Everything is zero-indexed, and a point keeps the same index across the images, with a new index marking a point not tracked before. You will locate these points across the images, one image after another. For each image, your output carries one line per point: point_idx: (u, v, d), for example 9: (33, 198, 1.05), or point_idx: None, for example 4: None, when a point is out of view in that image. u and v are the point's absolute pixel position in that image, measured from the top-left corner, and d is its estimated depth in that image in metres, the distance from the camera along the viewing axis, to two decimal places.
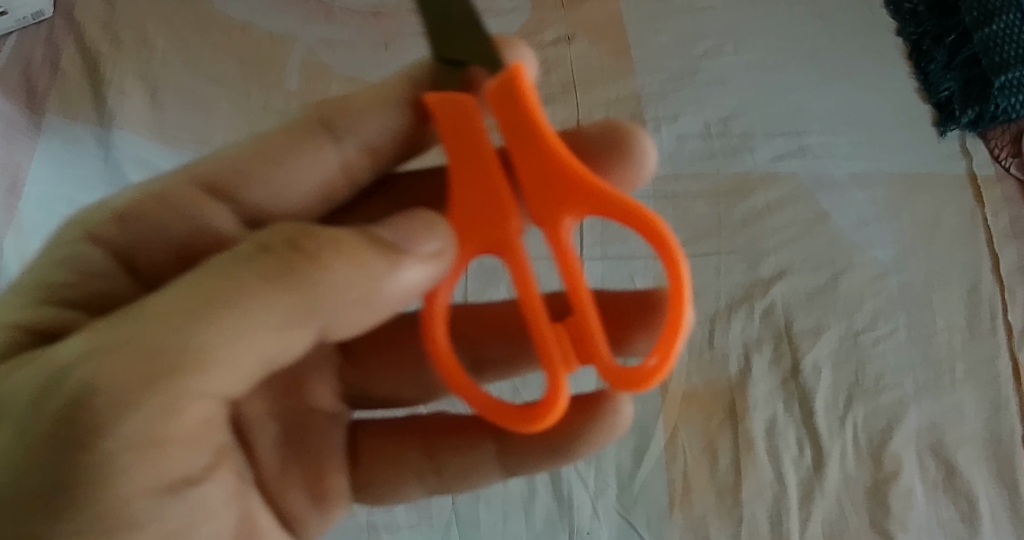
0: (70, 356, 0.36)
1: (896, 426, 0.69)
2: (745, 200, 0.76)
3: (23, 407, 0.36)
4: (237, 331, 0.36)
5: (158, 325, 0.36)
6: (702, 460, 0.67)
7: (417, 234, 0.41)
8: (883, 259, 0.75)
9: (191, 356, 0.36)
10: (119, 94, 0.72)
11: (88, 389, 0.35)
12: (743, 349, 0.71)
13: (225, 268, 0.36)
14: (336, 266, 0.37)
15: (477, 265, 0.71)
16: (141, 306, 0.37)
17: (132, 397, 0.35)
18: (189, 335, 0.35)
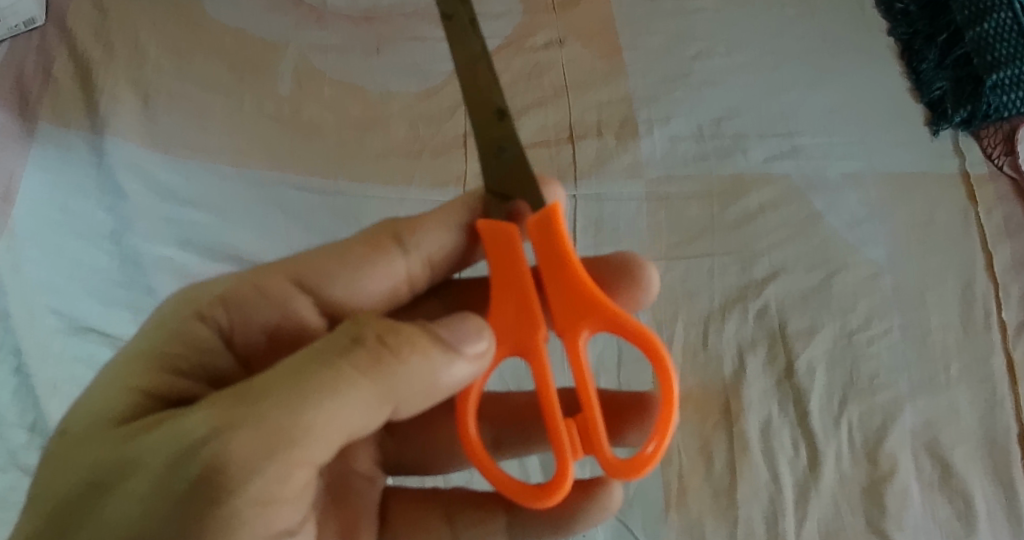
0: (198, 431, 0.41)
1: (891, 426, 0.69)
2: (738, 201, 0.76)
3: (156, 473, 0.41)
4: (330, 417, 0.42)
5: (275, 408, 0.41)
6: (697, 461, 0.67)
7: (467, 330, 0.47)
8: (876, 259, 0.75)
9: (303, 435, 0.41)
10: (111, 101, 0.72)
11: (217, 462, 0.40)
12: (738, 350, 0.71)
13: (326, 362, 0.42)
14: (420, 359, 0.44)
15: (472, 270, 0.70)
16: (255, 387, 0.42)
17: (251, 469, 0.41)
18: (301, 417, 0.41)
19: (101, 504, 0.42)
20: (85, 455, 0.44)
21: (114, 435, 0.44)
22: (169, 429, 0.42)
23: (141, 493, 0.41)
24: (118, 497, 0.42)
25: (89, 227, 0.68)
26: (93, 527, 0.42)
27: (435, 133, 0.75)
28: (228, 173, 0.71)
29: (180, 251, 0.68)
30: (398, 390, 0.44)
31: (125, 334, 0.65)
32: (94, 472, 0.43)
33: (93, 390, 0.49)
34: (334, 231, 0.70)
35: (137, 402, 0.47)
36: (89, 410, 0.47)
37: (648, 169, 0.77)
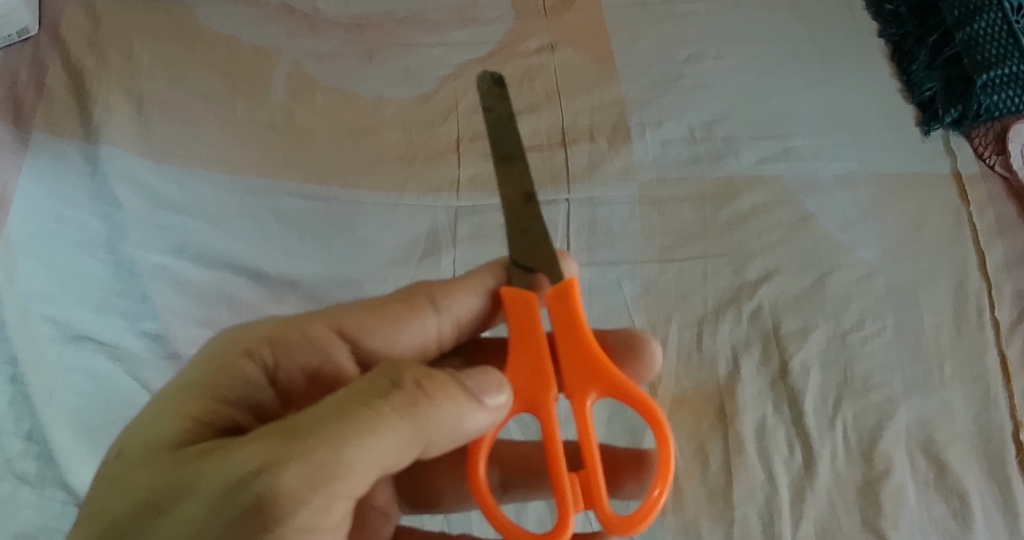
0: (251, 463, 0.42)
1: (886, 425, 0.69)
2: (731, 203, 0.76)
3: (205, 502, 0.42)
4: (367, 459, 0.43)
5: (323, 445, 0.42)
6: (692, 463, 0.68)
7: (483, 385, 0.49)
8: (869, 259, 0.75)
9: (345, 473, 0.43)
10: (104, 110, 0.72)
11: (266, 495, 0.41)
12: (732, 351, 0.71)
13: (366, 402, 0.44)
14: (448, 404, 0.46)
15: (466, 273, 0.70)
16: (302, 424, 0.43)
17: (297, 503, 0.42)
18: (344, 455, 0.42)
19: (146, 531, 0.42)
20: (133, 481, 0.44)
21: (161, 461, 0.45)
22: (217, 460, 0.43)
23: (191, 520, 0.42)
24: (167, 523, 0.42)
25: (84, 236, 0.68)
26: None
27: (428, 139, 0.76)
28: (221, 181, 0.72)
29: (175, 258, 0.68)
30: (430, 433, 0.46)
31: (120, 342, 0.65)
32: (141, 497, 0.43)
33: (138, 418, 0.49)
34: (329, 238, 0.71)
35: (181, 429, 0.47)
36: (134, 437, 0.47)
37: (641, 172, 0.77)
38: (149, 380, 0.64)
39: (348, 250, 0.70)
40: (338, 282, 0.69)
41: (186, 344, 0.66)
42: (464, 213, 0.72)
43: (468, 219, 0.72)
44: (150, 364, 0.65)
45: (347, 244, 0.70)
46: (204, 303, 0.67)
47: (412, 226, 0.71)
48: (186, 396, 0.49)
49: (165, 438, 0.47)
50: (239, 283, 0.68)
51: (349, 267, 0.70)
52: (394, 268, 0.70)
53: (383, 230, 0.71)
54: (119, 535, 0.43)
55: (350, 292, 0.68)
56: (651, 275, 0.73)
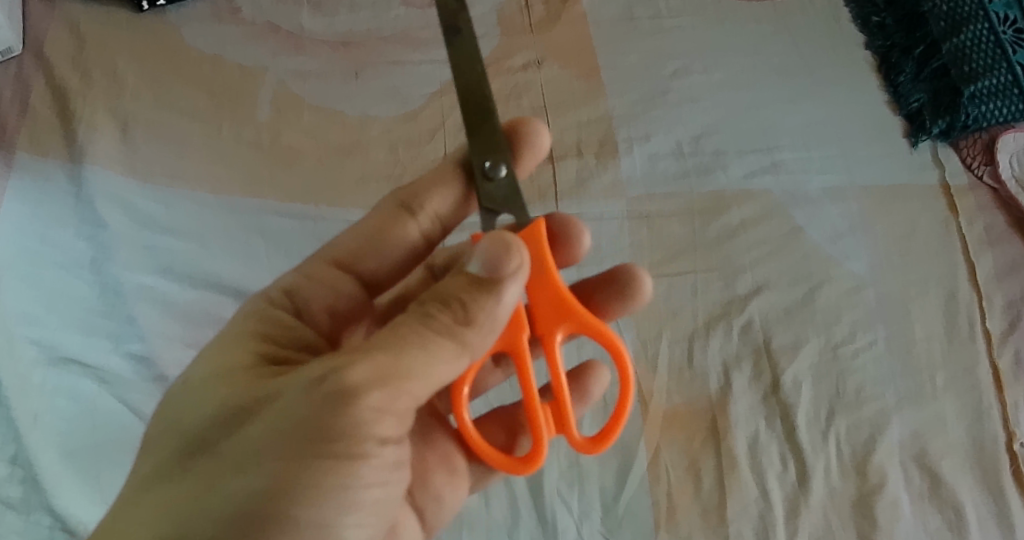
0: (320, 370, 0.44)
1: (879, 438, 0.69)
2: (719, 217, 0.76)
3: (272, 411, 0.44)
4: (419, 383, 0.45)
5: (381, 350, 0.44)
6: (686, 480, 0.67)
7: (504, 258, 0.45)
8: (860, 272, 0.75)
9: (400, 373, 0.44)
10: (89, 130, 0.72)
11: (322, 404, 0.43)
12: (723, 366, 0.71)
13: (413, 321, 0.46)
14: (488, 300, 0.46)
15: None
16: (365, 343, 0.46)
17: (353, 411, 0.43)
18: (403, 363, 0.44)
19: (220, 438, 0.46)
20: (210, 394, 0.48)
21: (236, 380, 0.48)
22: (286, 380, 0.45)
23: (258, 431, 0.44)
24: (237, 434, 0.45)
25: (69, 257, 0.67)
26: (210, 461, 0.45)
27: (414, 157, 0.76)
28: (207, 201, 0.71)
29: (161, 279, 0.67)
30: (478, 339, 0.46)
31: (106, 364, 0.64)
32: (219, 413, 0.47)
33: (209, 345, 0.52)
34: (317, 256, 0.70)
35: (247, 359, 0.50)
36: (209, 360, 0.51)
37: (629, 188, 0.77)
38: (137, 403, 0.63)
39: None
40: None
41: (173, 366, 0.65)
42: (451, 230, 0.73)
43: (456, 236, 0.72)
44: (138, 386, 0.64)
45: None
46: (190, 324, 0.67)
47: None
48: (252, 337, 0.52)
49: (237, 361, 0.50)
50: (225, 303, 0.68)
51: None
52: None
53: None
54: (188, 445, 0.47)
55: None
56: None
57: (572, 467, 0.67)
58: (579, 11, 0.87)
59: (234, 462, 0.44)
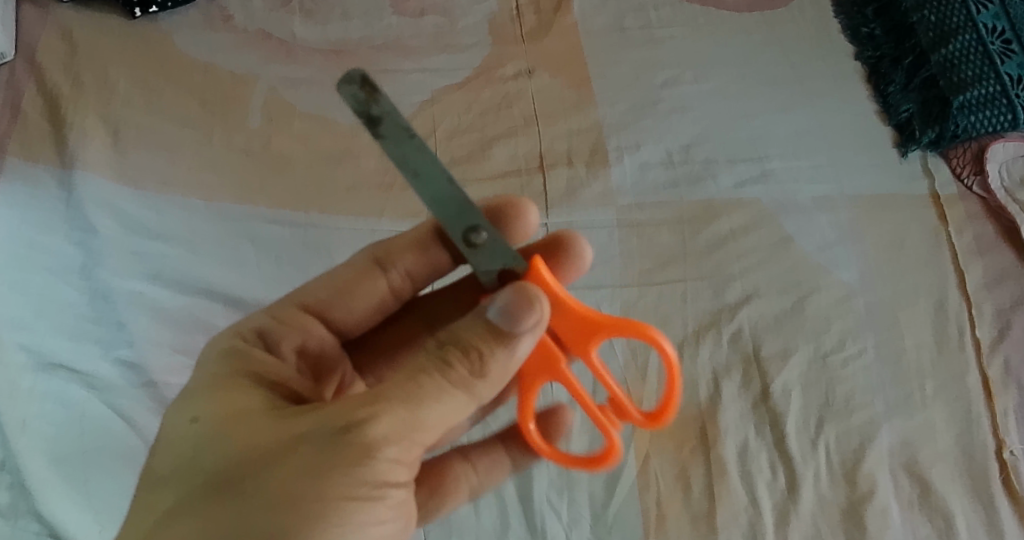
0: (343, 422, 0.44)
1: (868, 447, 0.69)
2: (709, 226, 0.76)
3: (296, 458, 0.44)
4: (432, 433, 0.46)
5: (402, 404, 0.45)
6: (675, 489, 0.67)
7: (523, 313, 0.46)
8: (850, 280, 0.76)
9: (419, 426, 0.45)
10: (79, 136, 0.72)
11: (349, 454, 0.43)
12: (712, 375, 0.71)
13: (432, 368, 0.46)
14: (504, 353, 0.46)
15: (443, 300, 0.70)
16: (379, 387, 0.46)
17: (372, 463, 0.44)
18: (419, 417, 0.45)
19: (228, 482, 0.45)
20: (225, 435, 0.47)
21: (249, 422, 0.47)
22: (305, 427, 0.45)
23: (281, 479, 0.44)
24: (254, 479, 0.44)
25: (58, 262, 0.67)
26: (227, 502, 0.44)
27: None
28: (198, 207, 0.71)
29: (151, 285, 0.67)
30: (486, 390, 0.47)
31: (94, 370, 0.64)
32: (235, 450, 0.46)
33: (206, 389, 0.51)
34: (305, 264, 0.70)
35: (255, 402, 0.49)
36: (214, 403, 0.49)
37: (619, 197, 0.77)
38: (126, 409, 0.63)
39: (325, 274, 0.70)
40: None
41: (161, 372, 0.65)
42: None
43: None
44: (126, 392, 0.64)
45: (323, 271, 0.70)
46: (180, 330, 0.66)
47: None
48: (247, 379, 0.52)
49: (245, 406, 0.49)
50: (216, 310, 0.67)
51: None
52: None
53: None
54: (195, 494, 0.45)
55: None
56: (630, 299, 0.72)
57: (561, 475, 0.67)
58: (570, 21, 0.87)
59: (253, 500, 0.43)
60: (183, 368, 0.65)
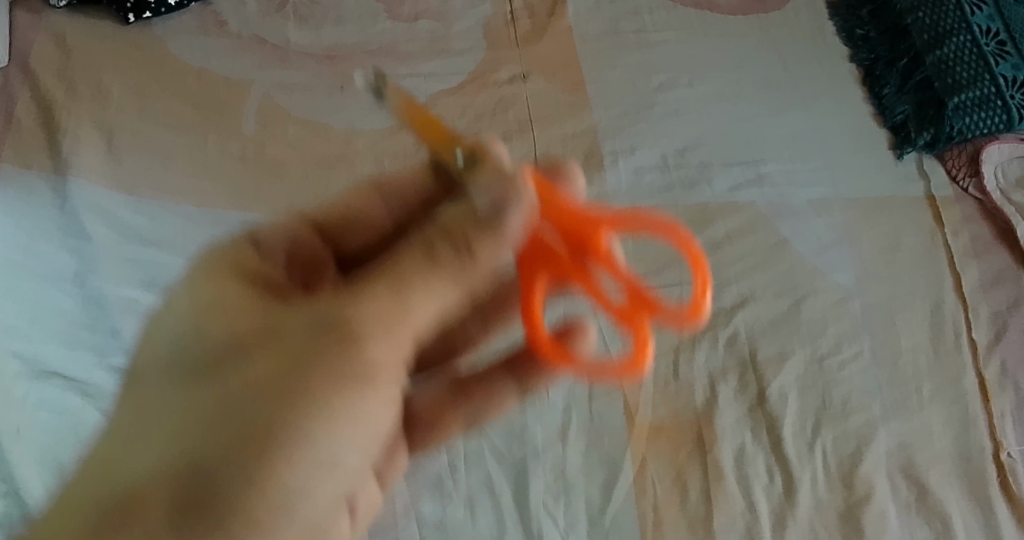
0: (310, 331, 0.39)
1: (865, 449, 0.69)
2: (704, 230, 0.76)
3: (259, 362, 0.39)
4: (418, 324, 0.42)
5: (380, 290, 0.40)
6: (672, 493, 0.66)
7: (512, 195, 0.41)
8: (846, 283, 0.76)
9: (402, 311, 0.41)
10: (73, 142, 0.72)
11: (324, 341, 0.39)
12: (708, 379, 0.71)
13: (414, 251, 0.41)
14: (496, 241, 0.42)
15: None
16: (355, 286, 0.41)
17: (348, 375, 0.39)
18: (399, 299, 0.41)
19: (184, 397, 0.40)
20: (185, 323, 0.42)
21: (212, 317, 0.42)
22: (276, 327, 0.41)
23: (251, 375, 0.39)
24: (215, 390, 0.39)
25: (52, 269, 0.66)
26: (188, 409, 0.39)
27: (399, 171, 0.75)
28: (192, 214, 0.71)
29: (145, 292, 0.67)
30: (479, 277, 0.42)
31: (89, 378, 0.63)
32: (194, 350, 0.41)
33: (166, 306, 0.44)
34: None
35: (219, 292, 0.43)
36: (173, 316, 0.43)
37: (614, 201, 0.76)
38: None
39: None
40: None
41: None
42: None
43: None
44: None
45: None
46: None
47: None
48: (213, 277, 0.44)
49: (209, 302, 0.43)
50: None
51: None
52: None
53: None
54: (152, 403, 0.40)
55: None
56: None
57: (558, 479, 0.65)
58: (564, 25, 0.87)
59: (159, 501, 0.37)
60: None
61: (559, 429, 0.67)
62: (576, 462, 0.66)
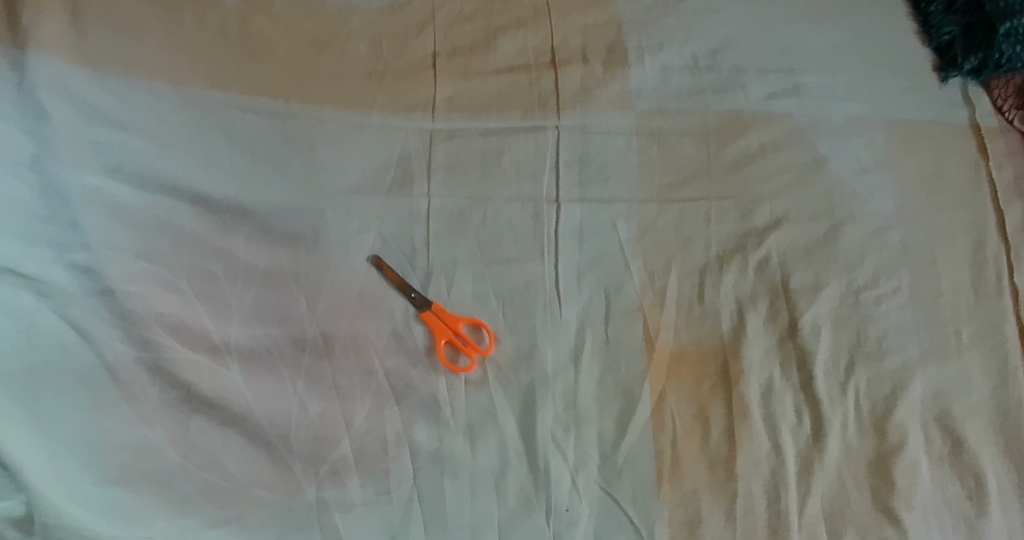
0: None
1: (900, 394, 0.62)
2: (738, 140, 0.68)
3: None
4: None
5: None
6: (693, 428, 0.60)
7: None
8: (886, 211, 0.68)
9: None
10: (35, 11, 0.60)
11: None
12: (736, 305, 0.64)
13: None
14: None
15: (442, 208, 0.61)
16: None
17: None
18: None
19: None
20: None
21: None
22: None
23: None
24: None
25: (7, 152, 0.57)
26: None
27: (400, 53, 0.67)
28: (164, 94, 0.61)
29: (109, 181, 0.58)
30: None
31: (45, 275, 0.56)
32: None
33: None
34: (282, 160, 0.61)
35: None
36: None
37: (637, 100, 0.67)
38: (80, 321, 0.55)
39: (307, 172, 0.61)
40: (297, 211, 0.60)
41: (120, 279, 0.56)
42: (441, 137, 0.63)
43: (444, 143, 0.63)
44: (80, 300, 0.56)
45: (304, 168, 0.61)
46: (142, 232, 0.58)
47: (380, 150, 0.62)
48: None
49: None
50: (182, 211, 0.59)
51: (313, 193, 0.60)
52: (360, 198, 0.61)
53: (348, 152, 0.62)
54: None
55: (309, 224, 0.60)
56: (648, 217, 0.64)
57: (569, 410, 0.59)
58: None
59: None
60: (145, 275, 0.57)
61: (571, 352, 0.60)
62: (589, 388, 0.60)
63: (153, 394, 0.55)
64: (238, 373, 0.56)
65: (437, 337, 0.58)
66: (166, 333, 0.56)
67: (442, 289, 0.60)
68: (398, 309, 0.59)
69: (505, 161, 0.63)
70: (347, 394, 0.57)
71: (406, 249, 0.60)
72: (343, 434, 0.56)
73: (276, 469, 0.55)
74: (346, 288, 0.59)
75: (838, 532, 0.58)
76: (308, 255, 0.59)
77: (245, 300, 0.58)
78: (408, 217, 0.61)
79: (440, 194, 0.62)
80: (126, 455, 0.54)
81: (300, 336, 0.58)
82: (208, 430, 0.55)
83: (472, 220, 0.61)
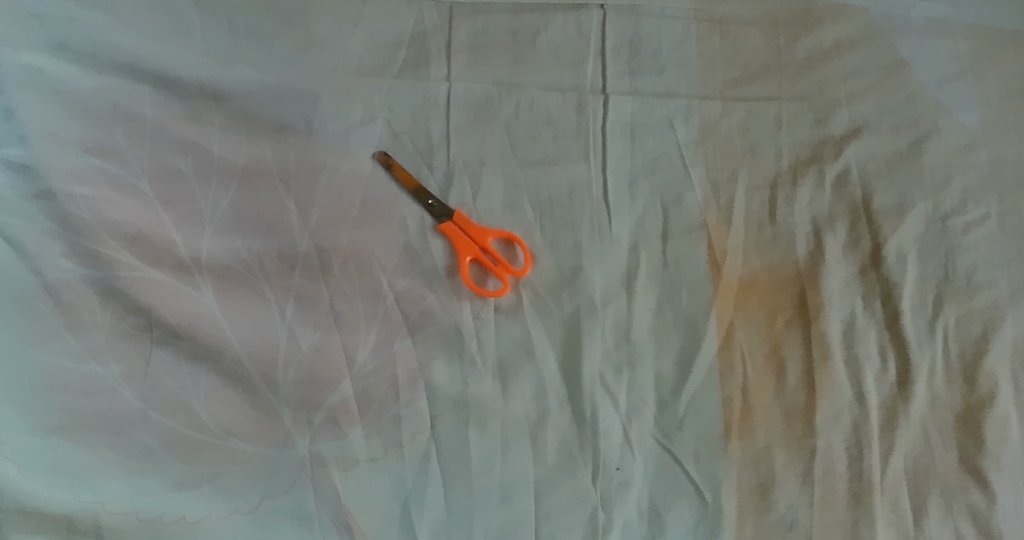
0: None
1: (992, 337, 0.50)
2: (811, 33, 0.56)
3: None
4: None
5: None
6: (766, 371, 0.49)
7: None
8: (971, 126, 0.55)
9: None
10: None
11: None
12: (812, 225, 0.52)
13: None
14: None
15: (466, 95, 0.51)
16: None
17: None
18: None
19: None
20: None
21: None
22: None
23: None
24: None
25: None
26: None
27: None
28: None
29: (53, 60, 0.47)
30: None
31: None
32: None
33: None
34: (271, 34, 0.50)
35: None
36: None
37: None
38: (14, 231, 0.45)
39: (300, 52, 0.50)
40: (288, 96, 0.49)
41: (63, 179, 0.46)
42: (463, 14, 0.52)
43: (468, 21, 0.52)
44: (14, 205, 0.45)
45: (296, 45, 0.50)
46: (92, 121, 0.47)
47: (390, 25, 0.51)
48: None
49: None
50: (142, 94, 0.48)
51: (308, 76, 0.50)
52: (364, 81, 0.50)
53: (348, 28, 0.51)
54: None
55: (301, 112, 0.49)
56: (711, 117, 0.53)
57: (620, 345, 0.48)
58: None
59: None
60: (94, 173, 0.47)
61: (623, 274, 0.49)
62: (645, 320, 0.49)
63: (104, 322, 0.45)
64: (210, 296, 0.46)
65: (461, 253, 0.48)
66: (122, 245, 0.46)
67: (466, 195, 0.50)
68: (411, 217, 0.49)
69: (541, 43, 0.53)
70: (348, 323, 0.47)
71: (422, 143, 0.50)
72: (344, 372, 0.46)
73: (256, 414, 0.45)
74: (347, 192, 0.49)
75: (923, 497, 0.47)
76: (299, 153, 0.49)
77: (219, 206, 0.47)
78: (425, 107, 0.50)
79: (464, 79, 0.51)
80: (71, 397, 0.44)
81: (288, 250, 0.47)
82: (173, 365, 0.45)
83: (504, 108, 0.51)
